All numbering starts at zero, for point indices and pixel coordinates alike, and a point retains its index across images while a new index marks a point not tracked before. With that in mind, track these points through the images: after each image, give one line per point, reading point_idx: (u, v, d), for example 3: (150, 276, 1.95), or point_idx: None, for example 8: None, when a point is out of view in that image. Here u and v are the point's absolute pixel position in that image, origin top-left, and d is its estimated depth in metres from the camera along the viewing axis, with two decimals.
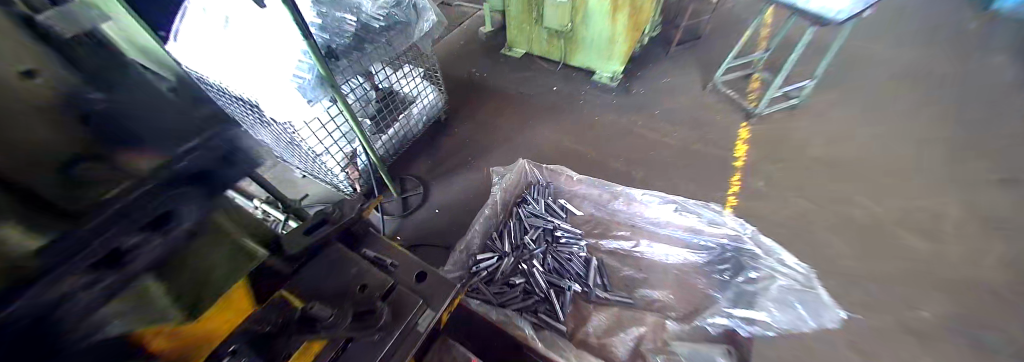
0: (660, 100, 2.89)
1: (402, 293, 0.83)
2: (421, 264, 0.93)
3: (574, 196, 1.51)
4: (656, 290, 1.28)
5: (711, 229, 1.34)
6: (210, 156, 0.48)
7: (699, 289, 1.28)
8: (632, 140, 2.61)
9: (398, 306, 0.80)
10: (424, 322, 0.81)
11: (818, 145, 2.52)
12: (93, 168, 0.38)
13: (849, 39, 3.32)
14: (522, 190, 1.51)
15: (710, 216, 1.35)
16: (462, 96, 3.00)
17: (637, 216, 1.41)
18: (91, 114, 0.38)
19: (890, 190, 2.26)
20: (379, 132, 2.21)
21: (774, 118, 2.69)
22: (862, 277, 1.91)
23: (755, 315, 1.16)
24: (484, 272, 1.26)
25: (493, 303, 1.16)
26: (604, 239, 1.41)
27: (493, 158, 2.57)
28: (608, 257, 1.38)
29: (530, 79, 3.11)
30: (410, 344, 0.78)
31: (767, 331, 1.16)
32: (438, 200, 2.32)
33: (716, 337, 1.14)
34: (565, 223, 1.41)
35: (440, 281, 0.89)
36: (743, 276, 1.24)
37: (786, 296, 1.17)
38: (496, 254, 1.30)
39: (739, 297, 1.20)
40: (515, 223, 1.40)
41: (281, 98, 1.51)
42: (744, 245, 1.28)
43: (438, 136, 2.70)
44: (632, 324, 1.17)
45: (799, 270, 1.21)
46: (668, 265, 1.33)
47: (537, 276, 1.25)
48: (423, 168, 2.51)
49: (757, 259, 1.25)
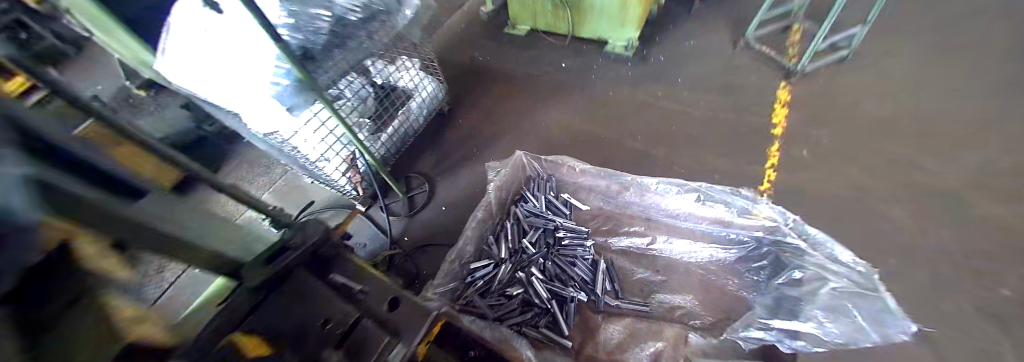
0: (682, 66, 2.57)
1: (366, 329, 0.74)
2: (394, 290, 0.82)
3: (579, 188, 1.35)
4: (676, 295, 1.15)
5: (744, 219, 1.13)
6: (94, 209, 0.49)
7: (729, 290, 1.13)
8: (651, 115, 2.35)
9: (360, 345, 0.72)
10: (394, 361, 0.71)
11: (879, 101, 2.13)
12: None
13: None
14: (521, 186, 1.37)
15: (744, 204, 1.12)
16: (465, 84, 2.84)
17: (653, 208, 1.24)
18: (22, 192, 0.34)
19: (975, 149, 1.86)
20: (378, 132, 2.13)
21: (821, 75, 2.30)
22: (939, 257, 1.59)
23: (800, 327, 0.99)
24: (479, 282, 1.16)
25: (489, 318, 1.07)
26: (615, 237, 1.27)
27: (499, 147, 2.42)
28: (619, 258, 1.24)
29: (535, 58, 2.88)
30: None
31: (815, 346, 0.99)
32: (443, 198, 2.23)
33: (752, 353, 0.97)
34: (568, 221, 1.26)
35: (412, 309, 0.79)
36: (784, 277, 1.08)
37: (840, 303, 0.98)
38: (492, 262, 1.19)
39: (779, 305, 1.04)
40: (513, 224, 1.28)
41: (262, 108, 1.44)
42: (784, 238, 1.08)
43: (441, 129, 2.58)
44: (648, 338, 1.06)
45: (858, 270, 0.99)
46: (690, 264, 1.19)
47: (536, 286, 1.12)
48: (428, 164, 2.41)
49: (800, 256, 1.06)
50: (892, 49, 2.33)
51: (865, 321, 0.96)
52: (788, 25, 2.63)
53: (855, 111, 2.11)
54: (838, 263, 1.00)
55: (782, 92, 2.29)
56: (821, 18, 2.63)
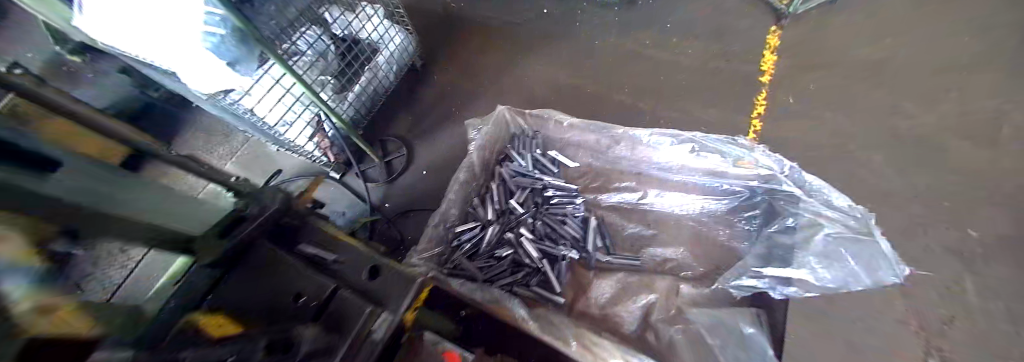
0: (672, 10, 2.39)
1: (344, 300, 0.67)
2: (373, 257, 0.75)
3: (566, 145, 1.26)
4: (666, 248, 1.16)
5: (739, 169, 1.10)
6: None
7: (718, 241, 1.16)
8: (638, 65, 2.23)
9: (340, 315, 0.65)
10: (380, 328, 0.66)
11: (868, 43, 2.07)
12: None
13: None
14: (505, 144, 1.27)
15: (740, 153, 1.08)
16: (439, 35, 2.58)
17: (644, 162, 1.17)
18: None
19: (955, 90, 1.86)
20: (344, 92, 1.91)
21: (814, 16, 2.20)
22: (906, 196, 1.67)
23: (792, 274, 0.99)
24: (466, 246, 1.10)
25: (480, 280, 1.04)
26: (605, 194, 1.22)
27: (479, 105, 2.26)
28: (609, 214, 1.21)
29: (515, 4, 2.62)
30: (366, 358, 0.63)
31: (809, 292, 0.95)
32: (424, 161, 2.11)
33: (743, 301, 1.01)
34: (557, 179, 1.18)
35: (395, 277, 0.73)
36: (777, 225, 1.09)
37: (834, 249, 0.97)
38: (479, 224, 1.13)
39: (771, 254, 1.04)
40: (499, 185, 1.20)
41: (201, 66, 1.24)
42: (779, 186, 1.06)
43: (417, 87, 2.38)
44: (641, 290, 1.07)
45: (854, 215, 0.97)
46: (682, 217, 1.18)
47: (526, 246, 1.08)
48: (404, 126, 2.25)
49: (795, 203, 1.06)
50: None
51: (857, 265, 0.93)
52: None
53: (842, 56, 2.06)
54: (836, 209, 1.00)
55: (772, 36, 2.19)
56: None
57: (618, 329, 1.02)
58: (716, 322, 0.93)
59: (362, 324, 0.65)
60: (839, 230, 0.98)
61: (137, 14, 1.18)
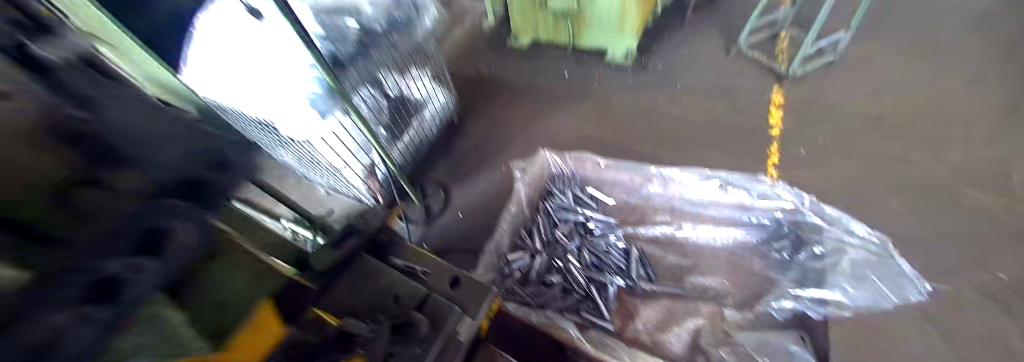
0: (680, 73, 2.71)
1: (437, 302, 0.78)
2: (453, 269, 0.87)
3: (603, 183, 1.41)
4: (706, 277, 1.22)
5: (764, 202, 1.22)
6: (194, 166, 0.45)
7: (755, 271, 1.22)
8: (655, 119, 2.47)
9: (434, 315, 0.76)
10: (464, 331, 0.76)
11: (865, 101, 2.28)
12: (86, 195, 0.33)
13: None
14: (546, 183, 1.43)
15: (765, 189, 1.21)
16: (473, 94, 2.93)
17: (675, 199, 1.31)
18: (84, 137, 0.34)
19: (953, 143, 2.02)
20: (394, 140, 2.17)
21: (811, 78, 2.46)
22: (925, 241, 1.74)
23: (827, 294, 1.11)
24: (517, 272, 1.21)
25: (532, 305, 1.13)
26: (644, 227, 1.33)
27: (510, 154, 2.49)
28: (649, 245, 1.31)
29: (540, 69, 3.00)
30: (452, 355, 0.73)
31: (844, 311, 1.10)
32: (460, 203, 2.28)
33: (786, 323, 1.10)
34: (597, 213, 1.33)
35: (473, 285, 0.85)
36: (805, 253, 1.17)
37: (861, 271, 1.11)
38: (528, 252, 1.25)
39: (806, 277, 1.15)
40: (544, 218, 1.34)
41: (297, 115, 1.55)
42: (804, 217, 1.19)
43: (453, 137, 2.64)
44: (688, 315, 1.13)
45: (870, 240, 1.12)
46: (716, 249, 1.27)
47: (575, 272, 1.20)
48: (442, 172, 2.47)
49: (820, 232, 1.17)
50: (873, 53, 2.51)
51: (883, 285, 1.10)
52: (777, 33, 2.80)
53: (844, 111, 2.26)
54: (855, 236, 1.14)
55: (775, 95, 2.42)
56: (806, 27, 2.83)
57: (668, 354, 1.08)
58: (764, 342, 1.02)
59: (452, 325, 0.75)
60: (860, 255, 1.12)
61: (251, 74, 1.48)
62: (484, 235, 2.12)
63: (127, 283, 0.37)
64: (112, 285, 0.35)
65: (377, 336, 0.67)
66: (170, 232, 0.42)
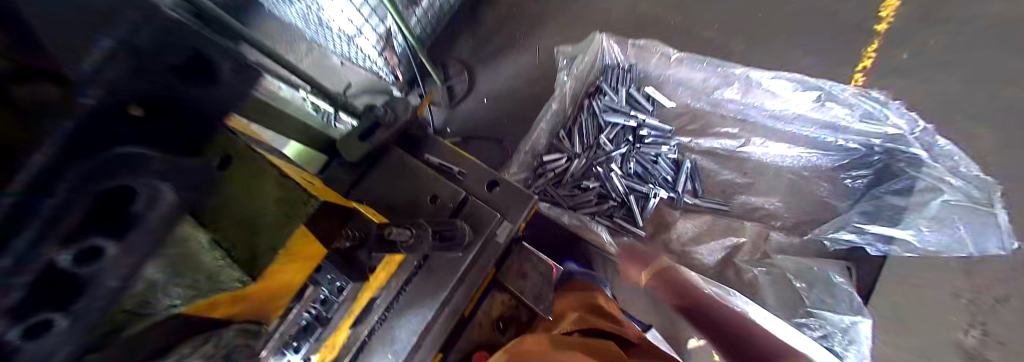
0: None
1: (475, 205, 0.75)
2: (490, 173, 0.81)
3: (665, 82, 1.17)
4: (760, 197, 1.08)
5: (865, 124, 1.01)
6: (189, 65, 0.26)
7: (817, 196, 1.06)
8: None
9: (475, 219, 0.73)
10: (502, 234, 0.74)
11: None
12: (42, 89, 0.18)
13: None
14: (596, 77, 1.21)
15: (872, 107, 1.00)
16: None
17: (750, 108, 1.10)
18: None
19: None
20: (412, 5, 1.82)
21: None
22: None
23: (895, 233, 0.98)
24: (551, 174, 1.14)
25: (563, 206, 1.10)
26: (702, 139, 1.14)
27: (545, 31, 2.07)
28: (702, 158, 1.14)
29: None
30: (490, 255, 0.74)
31: (908, 253, 0.97)
32: (484, 88, 2.07)
33: (835, 253, 1.03)
34: (652, 118, 1.14)
35: (512, 192, 0.79)
36: (889, 187, 0.99)
37: (949, 215, 0.94)
38: (565, 155, 1.14)
39: (879, 213, 0.99)
40: (589, 118, 1.18)
41: None
42: (905, 148, 0.97)
43: (479, 5, 2.19)
44: (728, 233, 1.07)
45: (977, 185, 0.92)
46: (781, 169, 1.09)
47: (615, 180, 1.10)
48: (466, 49, 2.15)
49: (917, 167, 0.97)
50: None
51: (967, 232, 0.92)
52: None
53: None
54: (959, 178, 0.94)
55: None
56: None
57: (698, 265, 1.07)
58: (801, 267, 1.01)
59: (491, 228, 0.73)
60: (955, 199, 0.93)
61: None
62: (509, 125, 1.98)
63: (91, 273, 0.21)
64: (73, 280, 0.20)
65: (419, 242, 0.61)
66: (148, 193, 0.23)
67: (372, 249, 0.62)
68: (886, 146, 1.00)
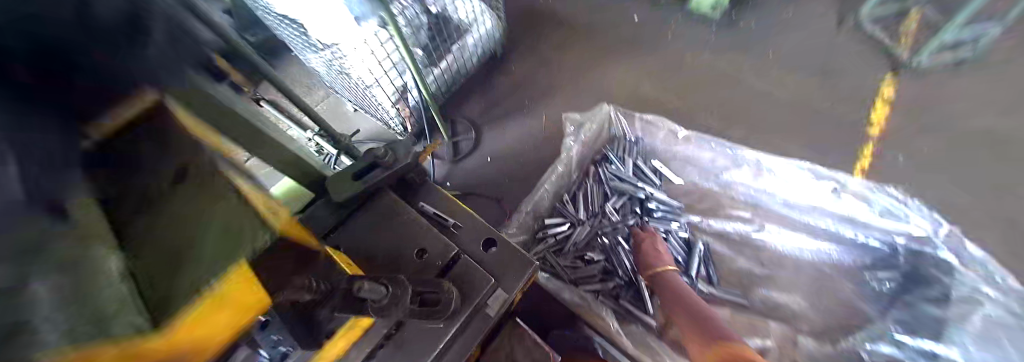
0: (776, 38, 2.25)
1: (468, 266, 0.65)
2: (489, 229, 0.73)
3: (672, 157, 1.17)
4: (782, 291, 0.99)
5: (884, 221, 0.96)
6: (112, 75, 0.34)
7: (841, 297, 0.97)
8: (729, 90, 2.12)
9: (465, 285, 0.63)
10: (494, 304, 0.63)
11: (998, 114, 1.83)
12: None
13: None
14: (603, 145, 1.21)
15: (887, 202, 0.96)
16: (523, 27, 2.54)
17: (765, 195, 1.06)
18: None
19: None
20: (430, 66, 1.99)
21: (941, 74, 1.95)
22: None
23: (938, 349, 0.84)
24: (552, 240, 1.05)
25: (564, 280, 0.99)
26: (713, 219, 1.09)
27: (552, 101, 2.20)
28: (714, 241, 1.08)
29: (606, 6, 2.55)
30: (476, 330, 0.62)
31: None
32: (489, 147, 2.09)
33: None
34: (660, 191, 1.11)
35: (511, 254, 0.70)
36: (930, 295, 0.88)
37: (994, 333, 0.82)
38: (568, 221, 1.08)
39: (918, 323, 0.87)
40: (594, 185, 1.14)
41: (327, 15, 1.38)
42: (931, 251, 0.91)
43: (493, 73, 2.36)
44: (750, 332, 0.94)
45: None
46: (801, 263, 1.02)
47: (621, 255, 1.01)
48: (475, 110, 2.25)
49: (949, 273, 0.87)
50: None
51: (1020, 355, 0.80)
52: (914, 8, 2.15)
53: None
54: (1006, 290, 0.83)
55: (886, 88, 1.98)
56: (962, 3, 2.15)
57: None
58: None
59: (482, 297, 0.62)
60: (1001, 316, 0.82)
61: None
62: (510, 185, 1.96)
63: None
64: None
65: (395, 304, 0.51)
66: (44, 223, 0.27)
67: (334, 308, 0.50)
68: (911, 247, 0.94)
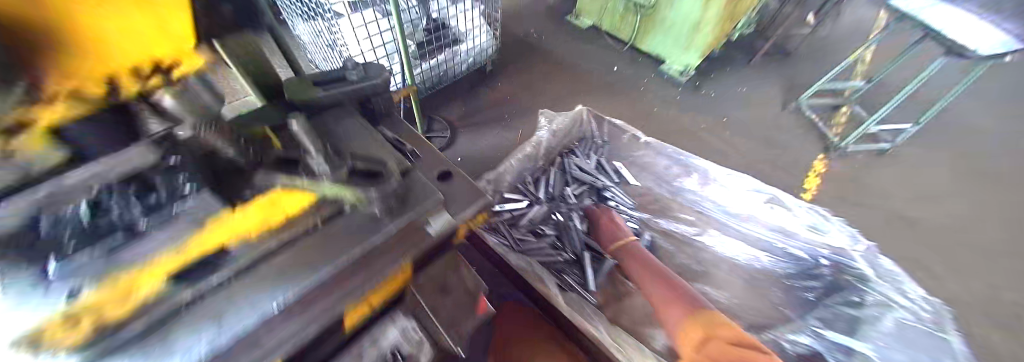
0: (730, 108, 2.59)
1: (416, 180, 0.62)
2: (446, 163, 0.72)
3: (632, 162, 1.29)
4: (716, 290, 1.08)
5: (810, 233, 1.09)
6: None
7: (773, 301, 1.07)
8: (686, 140, 2.39)
9: (409, 192, 0.59)
10: (436, 225, 0.61)
11: (902, 199, 2.13)
12: None
13: (985, 95, 2.73)
14: (571, 141, 1.28)
15: (813, 218, 1.10)
16: (517, 54, 2.75)
17: (709, 202, 1.18)
18: None
19: (969, 268, 1.89)
20: (420, 61, 2.07)
21: (857, 160, 2.29)
22: None
23: (854, 344, 0.91)
24: (509, 214, 1.10)
25: (513, 247, 1.01)
26: (662, 219, 1.18)
27: (531, 119, 2.32)
28: (662, 238, 1.16)
29: (593, 53, 2.86)
30: (410, 246, 0.59)
31: None
32: (463, 149, 2.13)
33: (792, 357, 0.95)
34: (619, 188, 1.20)
35: (465, 185, 0.70)
36: (845, 298, 0.99)
37: (902, 334, 0.90)
38: (527, 200, 1.13)
39: (836, 320, 0.97)
40: (558, 173, 1.20)
41: None
42: (850, 262, 1.02)
43: (481, 85, 2.47)
44: None
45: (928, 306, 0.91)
46: (737, 267, 1.12)
47: (574, 233, 1.07)
48: (456, 113, 2.30)
49: (864, 282, 0.99)
50: (933, 158, 2.32)
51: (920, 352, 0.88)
52: (840, 105, 2.57)
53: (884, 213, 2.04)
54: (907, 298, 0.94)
55: (817, 164, 2.29)
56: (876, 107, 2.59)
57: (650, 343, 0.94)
58: None
59: (425, 208, 0.59)
60: (910, 318, 0.91)
61: None
62: None
63: None
64: None
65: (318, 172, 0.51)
66: None
67: None
68: (834, 259, 1.05)
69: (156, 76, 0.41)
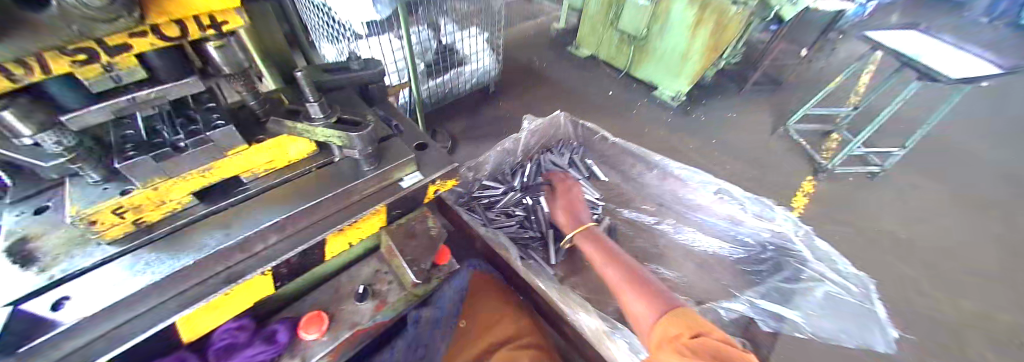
0: (720, 131, 2.70)
1: (395, 145, 0.77)
2: (422, 138, 0.86)
3: (602, 159, 1.46)
4: (671, 271, 1.17)
5: (756, 221, 1.16)
6: None
7: (721, 283, 1.15)
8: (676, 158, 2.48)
9: (386, 150, 0.74)
10: (408, 180, 0.74)
11: (897, 221, 2.10)
12: None
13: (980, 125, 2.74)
14: (548, 141, 1.45)
15: (758, 209, 1.15)
16: (518, 78, 2.98)
17: (670, 194, 1.31)
18: None
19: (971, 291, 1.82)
20: (427, 79, 2.30)
21: (847, 182, 2.31)
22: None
23: (783, 311, 1.03)
24: (486, 199, 1.26)
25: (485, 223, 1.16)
26: (625, 209, 1.34)
27: None
28: (625, 226, 1.30)
29: (589, 79, 3.07)
30: (388, 194, 0.72)
31: (794, 331, 1.04)
32: (459, 158, 2.28)
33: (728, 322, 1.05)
34: (587, 182, 1.35)
35: (437, 155, 0.82)
36: (782, 276, 1.09)
37: (827, 304, 1.02)
38: (503, 187, 1.28)
39: (772, 292, 1.07)
40: (533, 165, 1.36)
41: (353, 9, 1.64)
42: (791, 245, 1.09)
43: (482, 104, 2.69)
44: None
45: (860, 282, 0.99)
46: (692, 250, 1.23)
47: (541, 214, 1.22)
48: (457, 128, 2.49)
49: (803, 262, 1.07)
50: (926, 183, 2.32)
51: (838, 320, 1.02)
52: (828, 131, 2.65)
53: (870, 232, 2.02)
54: (839, 274, 1.02)
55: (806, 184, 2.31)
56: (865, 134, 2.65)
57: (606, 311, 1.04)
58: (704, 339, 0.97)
59: (393, 168, 0.72)
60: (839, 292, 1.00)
61: None
62: None
63: None
64: None
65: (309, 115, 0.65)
66: None
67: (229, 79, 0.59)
68: (779, 244, 1.13)
69: (213, 28, 0.48)
